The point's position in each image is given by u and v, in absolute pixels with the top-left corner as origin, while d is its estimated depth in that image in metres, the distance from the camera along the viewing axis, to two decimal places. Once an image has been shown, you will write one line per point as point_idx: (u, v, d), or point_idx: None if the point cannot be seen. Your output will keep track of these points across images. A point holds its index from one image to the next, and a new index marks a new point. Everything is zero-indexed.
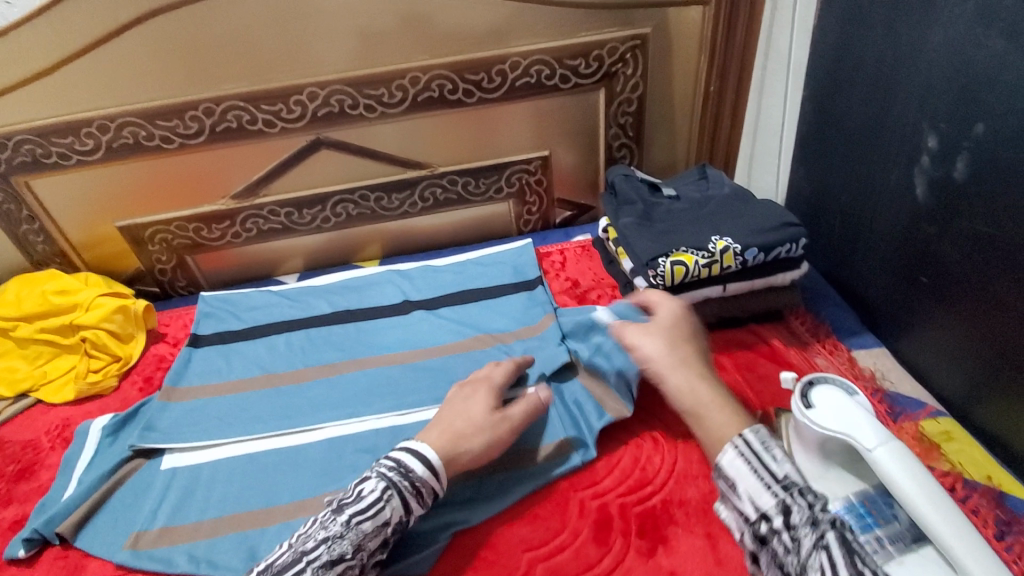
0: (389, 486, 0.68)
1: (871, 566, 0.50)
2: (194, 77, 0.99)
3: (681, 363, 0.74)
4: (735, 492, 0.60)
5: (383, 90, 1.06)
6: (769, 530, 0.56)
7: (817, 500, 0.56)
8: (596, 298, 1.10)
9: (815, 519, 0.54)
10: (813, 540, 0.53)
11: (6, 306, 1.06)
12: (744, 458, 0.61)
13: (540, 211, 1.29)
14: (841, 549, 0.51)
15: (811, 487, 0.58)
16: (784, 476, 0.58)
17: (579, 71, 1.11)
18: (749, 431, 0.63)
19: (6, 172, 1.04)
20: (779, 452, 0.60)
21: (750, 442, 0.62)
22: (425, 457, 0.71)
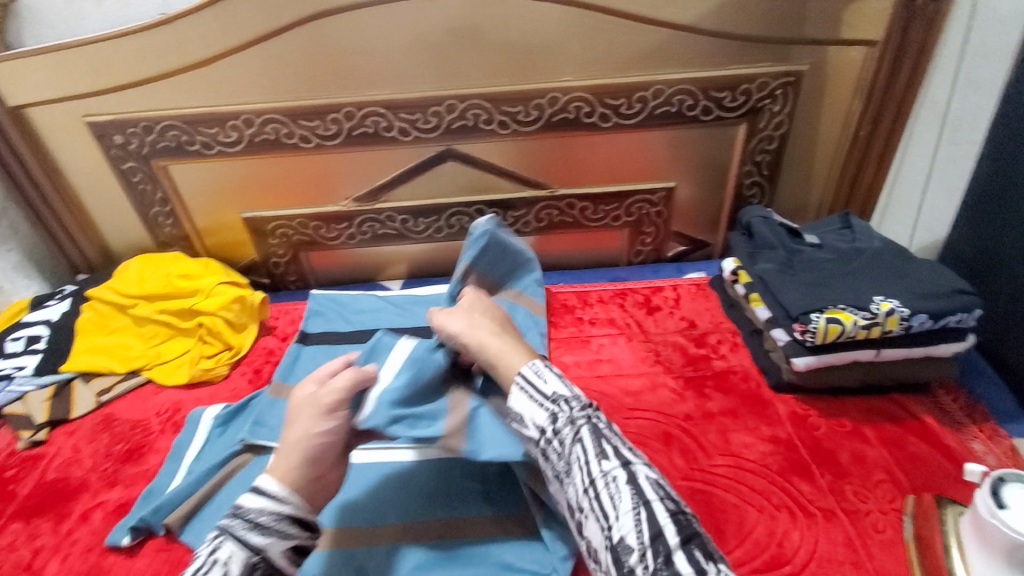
0: (220, 534, 0.61)
1: (612, 444, 0.64)
2: (342, 82, 1.00)
3: (492, 323, 0.80)
4: (524, 425, 0.69)
5: (520, 108, 1.04)
6: (541, 439, 0.67)
7: (580, 404, 0.67)
8: (716, 343, 1.03)
9: (574, 419, 0.66)
10: (571, 437, 0.65)
11: (130, 283, 1.09)
12: (523, 389, 0.70)
13: (654, 243, 1.24)
14: (592, 437, 0.64)
15: (574, 395, 0.68)
16: (553, 393, 0.68)
17: (723, 104, 1.06)
18: (535, 363, 0.73)
19: (148, 155, 1.07)
20: (550, 377, 0.71)
21: (525, 376, 0.71)
22: (259, 489, 0.65)
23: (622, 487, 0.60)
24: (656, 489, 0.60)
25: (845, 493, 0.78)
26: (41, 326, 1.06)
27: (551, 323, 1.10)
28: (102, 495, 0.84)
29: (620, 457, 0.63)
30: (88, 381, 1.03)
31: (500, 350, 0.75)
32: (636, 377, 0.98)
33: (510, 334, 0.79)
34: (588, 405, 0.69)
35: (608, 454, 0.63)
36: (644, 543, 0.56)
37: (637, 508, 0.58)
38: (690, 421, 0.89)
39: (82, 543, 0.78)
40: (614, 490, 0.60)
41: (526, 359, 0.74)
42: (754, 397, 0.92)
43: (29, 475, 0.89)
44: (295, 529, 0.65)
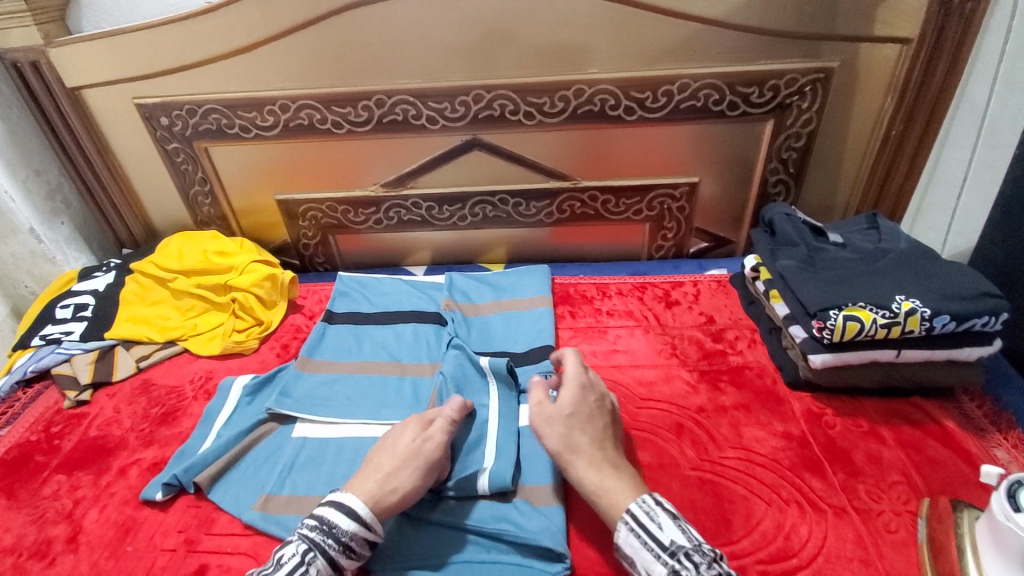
0: (312, 548, 0.64)
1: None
2: (373, 70, 1.04)
3: (592, 441, 0.73)
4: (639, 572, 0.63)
5: (546, 99, 1.06)
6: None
7: (704, 558, 0.60)
8: (733, 339, 1.03)
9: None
10: None
11: (170, 258, 1.15)
12: (633, 531, 0.64)
13: (675, 239, 1.24)
14: None
15: (697, 546, 0.61)
16: (671, 543, 0.61)
17: (750, 100, 1.05)
18: (644, 498, 0.67)
19: (191, 137, 1.13)
20: (665, 521, 0.64)
21: (635, 516, 0.65)
22: (353, 512, 0.67)
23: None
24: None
25: (858, 492, 0.78)
26: (89, 295, 1.13)
27: (569, 312, 1.12)
28: (139, 453, 0.90)
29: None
30: (129, 348, 1.09)
31: (602, 481, 0.70)
32: (651, 368, 0.99)
33: (613, 458, 0.73)
34: (715, 558, 0.60)
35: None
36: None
37: None
38: (702, 414, 0.90)
39: (120, 496, 0.84)
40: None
41: (632, 494, 0.68)
42: (768, 393, 0.93)
43: (74, 432, 0.95)
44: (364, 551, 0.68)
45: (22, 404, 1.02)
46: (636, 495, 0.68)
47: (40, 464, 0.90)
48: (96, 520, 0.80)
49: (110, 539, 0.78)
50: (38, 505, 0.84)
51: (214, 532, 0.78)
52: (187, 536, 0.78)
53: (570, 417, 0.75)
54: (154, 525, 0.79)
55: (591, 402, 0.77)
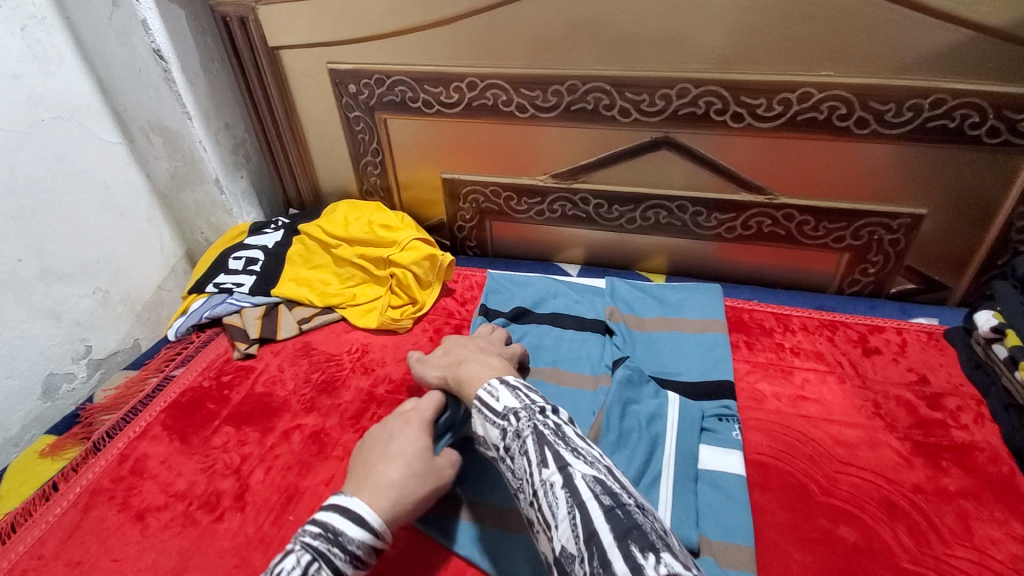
0: (317, 560, 0.57)
1: (554, 447, 0.58)
2: (573, 54, 0.97)
3: (467, 347, 0.83)
4: (486, 445, 0.65)
5: (762, 100, 0.93)
6: (500, 457, 0.63)
7: (527, 413, 0.62)
8: (955, 409, 0.87)
9: (519, 432, 0.60)
10: (518, 450, 0.60)
11: (337, 226, 1.16)
12: (478, 408, 0.67)
13: (877, 275, 1.07)
14: (535, 446, 0.58)
15: (525, 404, 0.63)
16: (503, 408, 0.64)
17: (1019, 128, 0.87)
18: (492, 381, 0.69)
19: (374, 107, 1.12)
20: (502, 394, 0.66)
21: (481, 397, 0.67)
22: (364, 520, 0.61)
23: (558, 495, 0.54)
24: (592, 487, 0.54)
25: None
26: (259, 251, 1.17)
27: (745, 343, 1.00)
28: (301, 419, 0.90)
29: (558, 461, 0.56)
30: (291, 308, 1.11)
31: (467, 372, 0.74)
32: (850, 427, 0.85)
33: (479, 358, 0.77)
34: (539, 409, 0.63)
35: (548, 461, 0.57)
36: (581, 546, 0.50)
37: (573, 510, 0.53)
38: (919, 495, 0.76)
39: (283, 459, 0.84)
40: (551, 497, 0.54)
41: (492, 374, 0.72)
42: (1006, 484, 0.76)
43: (242, 384, 0.98)
44: (366, 562, 0.61)
45: (195, 348, 1.07)
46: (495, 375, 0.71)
47: (211, 412, 0.94)
48: (262, 481, 0.82)
49: (274, 505, 0.78)
50: (209, 454, 0.87)
51: None
52: None
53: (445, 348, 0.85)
54: (316, 499, 0.79)
55: (476, 337, 0.88)
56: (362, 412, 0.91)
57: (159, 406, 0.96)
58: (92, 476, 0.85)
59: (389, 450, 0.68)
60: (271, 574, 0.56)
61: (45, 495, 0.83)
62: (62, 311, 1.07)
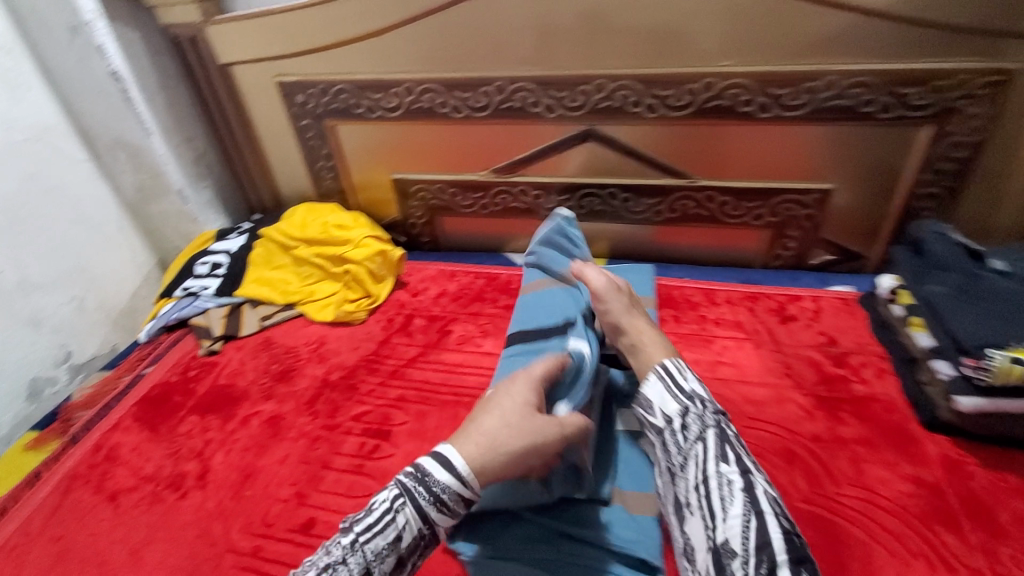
0: (402, 496, 0.61)
1: (736, 450, 0.66)
2: (498, 57, 1.04)
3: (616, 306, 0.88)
4: (649, 413, 0.75)
5: (671, 91, 1.01)
6: (665, 429, 0.72)
7: (711, 407, 0.71)
8: (859, 366, 0.93)
9: (703, 419, 0.69)
10: (696, 435, 0.68)
11: (294, 227, 1.24)
12: (660, 381, 0.75)
13: (797, 248, 1.15)
14: (717, 440, 0.67)
15: (710, 401, 0.72)
16: (691, 390, 0.73)
17: (907, 102, 0.94)
18: (658, 364, 0.78)
19: (322, 114, 1.20)
20: (689, 376, 0.76)
21: (666, 368, 0.77)
22: (451, 464, 0.62)
23: (735, 493, 0.61)
24: (773, 504, 0.60)
25: (1000, 557, 0.68)
26: (224, 255, 1.25)
27: (672, 317, 1.07)
28: (259, 405, 0.98)
29: (740, 464, 0.64)
30: (254, 307, 1.19)
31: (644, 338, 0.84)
32: (761, 386, 0.92)
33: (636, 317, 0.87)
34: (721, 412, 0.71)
35: (728, 458, 0.65)
36: (750, 551, 0.57)
37: (749, 515, 0.59)
38: (817, 443, 0.82)
39: (242, 442, 0.92)
40: (727, 493, 0.62)
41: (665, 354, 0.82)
42: (897, 429, 0.83)
43: (207, 378, 1.06)
44: (454, 509, 0.62)
45: (164, 347, 1.15)
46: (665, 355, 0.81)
47: (178, 404, 1.01)
48: (222, 461, 0.89)
49: (232, 482, 0.86)
50: (175, 440, 0.94)
51: (322, 489, 0.83)
52: (299, 489, 0.83)
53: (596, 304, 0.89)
54: (270, 475, 0.86)
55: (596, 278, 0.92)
56: (316, 397, 0.98)
57: (131, 401, 1.04)
58: (70, 464, 0.93)
59: (495, 406, 0.68)
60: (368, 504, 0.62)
61: (26, 484, 0.91)
62: (42, 319, 1.15)
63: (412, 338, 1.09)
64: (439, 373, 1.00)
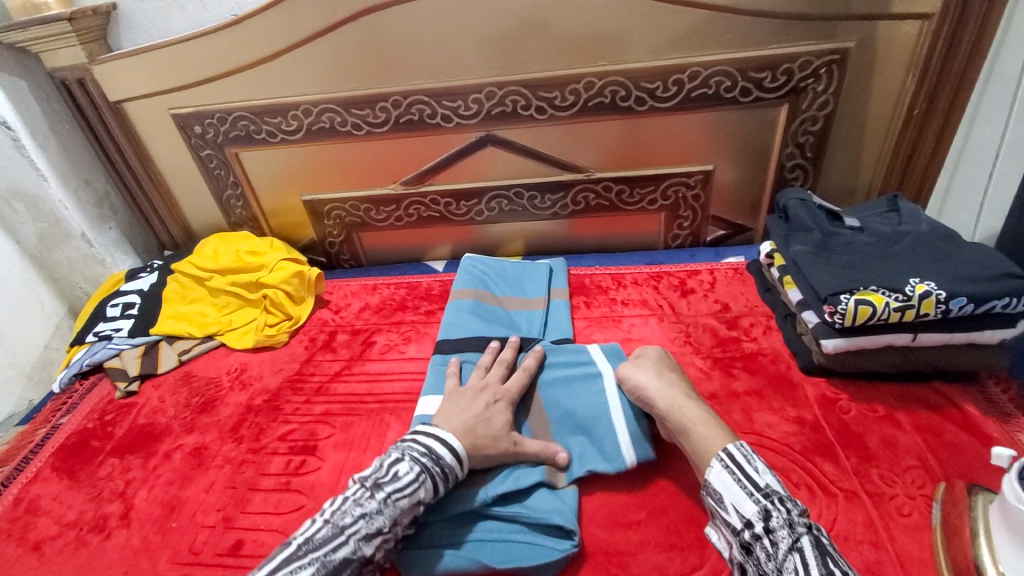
0: (425, 469, 0.69)
1: (841, 565, 0.55)
2: (391, 73, 1.08)
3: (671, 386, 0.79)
4: (727, 510, 0.63)
5: (556, 93, 1.08)
6: (748, 534, 0.60)
7: (797, 509, 0.60)
8: (749, 326, 1.03)
9: (792, 523, 0.58)
10: (788, 543, 0.57)
11: (206, 258, 1.23)
12: (729, 469, 0.65)
13: (692, 227, 1.24)
14: (814, 550, 0.56)
15: (791, 496, 0.61)
16: (766, 486, 0.62)
17: (763, 85, 1.04)
18: (730, 450, 0.67)
19: (222, 143, 1.20)
20: (761, 467, 0.65)
21: (734, 456, 0.66)
22: (457, 451, 0.72)
23: None
24: None
25: (871, 476, 0.76)
26: (135, 294, 1.22)
27: (584, 302, 1.14)
28: (182, 439, 0.97)
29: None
30: (172, 343, 1.17)
31: (698, 421, 0.72)
32: None
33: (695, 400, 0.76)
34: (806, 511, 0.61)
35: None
36: None
37: None
38: (714, 400, 0.90)
39: (166, 477, 0.91)
40: None
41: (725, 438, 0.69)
42: (782, 378, 0.92)
43: (125, 419, 1.03)
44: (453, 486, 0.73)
45: (79, 395, 1.11)
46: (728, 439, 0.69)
47: (96, 448, 0.99)
48: (145, 499, 0.88)
49: (158, 516, 0.85)
50: (95, 485, 0.92)
51: (249, 510, 0.83)
52: (225, 514, 0.83)
53: (662, 378, 0.80)
54: (196, 504, 0.85)
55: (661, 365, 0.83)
56: (240, 422, 0.98)
57: (46, 452, 1.00)
58: None
59: (479, 409, 0.79)
60: (390, 469, 0.69)
61: None
62: None
63: (336, 353, 1.10)
64: (363, 383, 1.02)
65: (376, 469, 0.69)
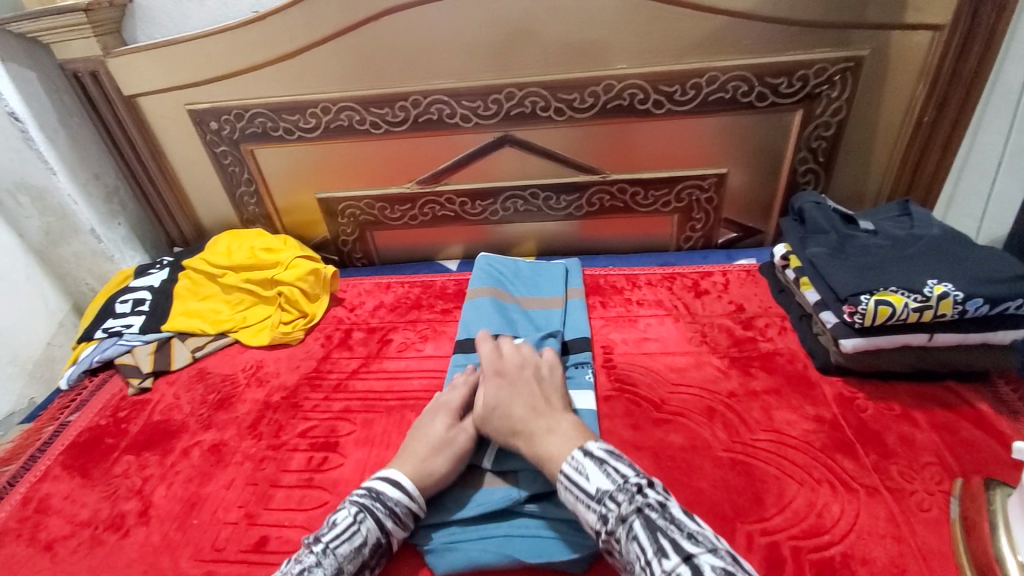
0: (362, 509, 0.69)
1: (670, 536, 0.55)
2: (412, 72, 1.09)
3: (520, 400, 0.76)
4: (582, 523, 0.63)
5: (576, 95, 1.09)
6: (603, 540, 0.60)
7: (626, 496, 0.60)
8: (764, 327, 1.04)
9: (623, 515, 0.59)
10: (625, 536, 0.58)
11: (220, 255, 1.22)
12: (567, 489, 0.64)
13: (704, 229, 1.26)
14: (645, 531, 0.56)
15: (619, 484, 0.61)
16: (596, 490, 0.62)
17: (779, 90, 1.07)
18: (573, 455, 0.66)
19: (238, 139, 1.20)
20: (590, 469, 0.64)
21: (567, 474, 0.65)
22: (400, 483, 0.72)
23: None
24: None
25: (890, 472, 0.78)
26: (146, 291, 1.21)
27: (600, 302, 1.15)
28: (199, 436, 0.96)
29: (681, 550, 0.54)
30: (184, 340, 1.15)
31: (540, 443, 0.70)
32: (683, 355, 1.01)
33: (542, 413, 0.74)
34: (633, 486, 0.61)
35: (667, 550, 0.54)
36: None
37: None
38: (733, 398, 0.91)
39: (184, 474, 0.90)
40: None
41: (573, 446, 0.68)
42: (799, 377, 0.93)
43: (139, 416, 1.02)
44: (407, 521, 0.71)
45: (89, 392, 1.10)
46: (576, 445, 0.68)
47: (110, 445, 0.97)
48: (164, 496, 0.87)
49: (177, 514, 0.84)
50: (110, 483, 0.90)
51: (272, 507, 0.82)
52: (247, 511, 0.82)
53: (507, 395, 0.77)
54: (216, 501, 0.85)
55: (521, 372, 0.81)
56: (259, 419, 0.98)
57: (56, 449, 0.99)
58: None
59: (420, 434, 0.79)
60: (326, 521, 0.68)
61: None
62: None
63: (353, 351, 1.10)
64: (382, 380, 1.02)
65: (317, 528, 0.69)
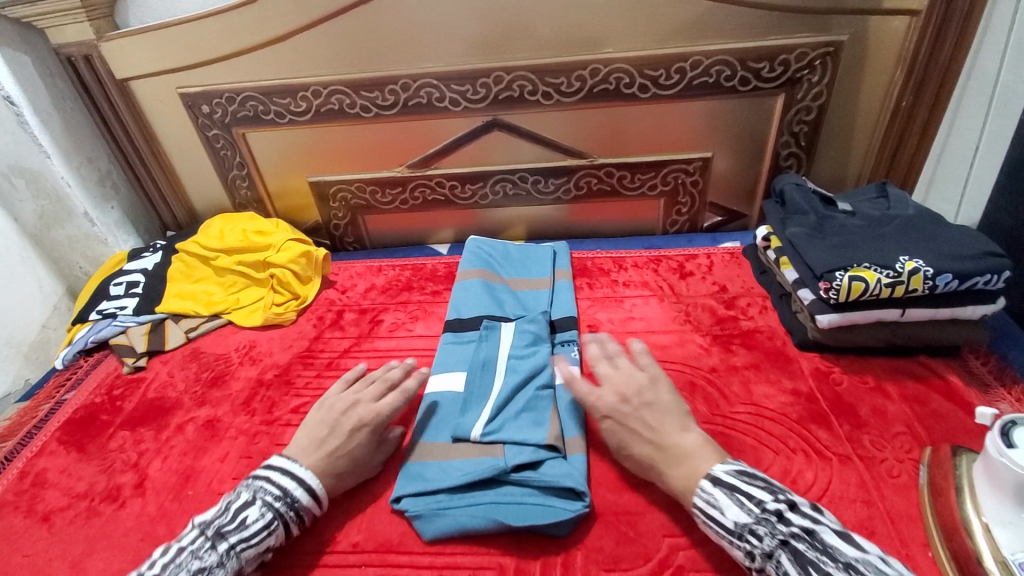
0: (277, 515, 0.71)
1: (825, 570, 0.57)
2: (401, 55, 1.10)
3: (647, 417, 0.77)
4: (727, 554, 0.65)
5: (563, 79, 1.11)
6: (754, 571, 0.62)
7: (767, 530, 0.61)
8: (745, 306, 1.07)
9: (769, 551, 0.61)
10: (776, 571, 0.60)
11: (213, 238, 1.24)
12: (701, 518, 0.66)
13: (690, 213, 1.28)
14: (795, 564, 0.58)
15: (759, 516, 0.63)
16: (735, 525, 0.63)
17: (761, 75, 1.09)
18: (703, 484, 0.68)
19: (230, 123, 1.21)
20: (723, 501, 0.65)
21: (702, 507, 0.66)
22: (314, 489, 0.74)
23: None
24: None
25: (862, 441, 0.81)
26: (139, 274, 1.22)
27: (587, 284, 1.17)
28: (194, 412, 0.98)
29: None
30: (177, 321, 1.17)
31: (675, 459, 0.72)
32: (666, 333, 1.03)
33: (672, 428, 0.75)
34: (774, 516, 0.62)
35: None
36: None
37: None
38: (714, 373, 0.94)
39: (179, 448, 0.92)
40: None
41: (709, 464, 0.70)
42: (778, 354, 0.96)
43: (134, 394, 1.04)
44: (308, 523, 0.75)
45: (84, 371, 1.11)
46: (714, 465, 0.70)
47: (105, 422, 0.99)
48: (159, 468, 0.89)
49: (172, 485, 0.86)
50: (107, 457, 0.92)
51: None
52: None
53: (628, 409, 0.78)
54: (210, 473, 0.87)
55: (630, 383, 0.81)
56: (252, 396, 1.00)
57: (53, 426, 1.01)
58: None
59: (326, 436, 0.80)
60: (237, 517, 0.70)
61: None
62: None
63: (345, 331, 1.12)
64: (373, 359, 1.04)
65: (222, 515, 0.70)
